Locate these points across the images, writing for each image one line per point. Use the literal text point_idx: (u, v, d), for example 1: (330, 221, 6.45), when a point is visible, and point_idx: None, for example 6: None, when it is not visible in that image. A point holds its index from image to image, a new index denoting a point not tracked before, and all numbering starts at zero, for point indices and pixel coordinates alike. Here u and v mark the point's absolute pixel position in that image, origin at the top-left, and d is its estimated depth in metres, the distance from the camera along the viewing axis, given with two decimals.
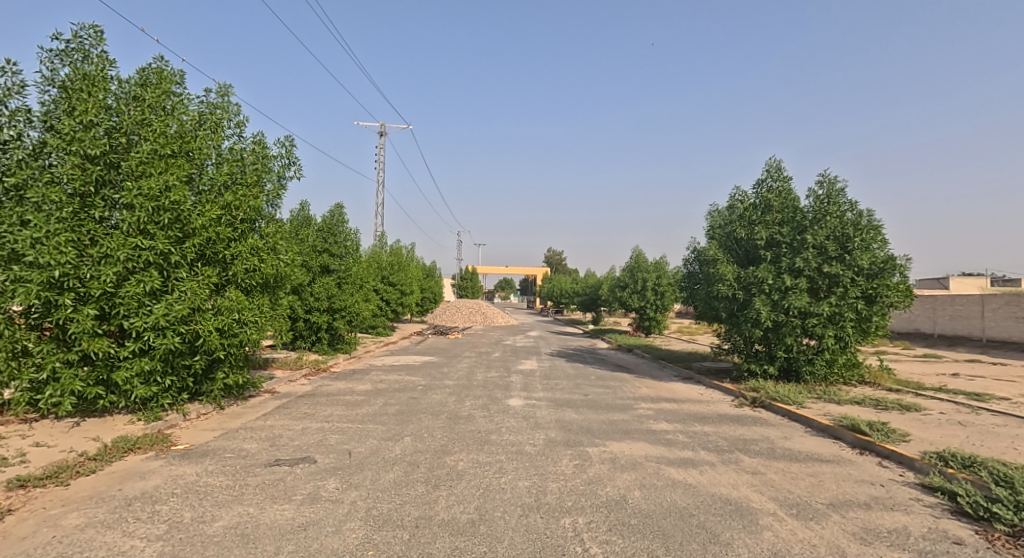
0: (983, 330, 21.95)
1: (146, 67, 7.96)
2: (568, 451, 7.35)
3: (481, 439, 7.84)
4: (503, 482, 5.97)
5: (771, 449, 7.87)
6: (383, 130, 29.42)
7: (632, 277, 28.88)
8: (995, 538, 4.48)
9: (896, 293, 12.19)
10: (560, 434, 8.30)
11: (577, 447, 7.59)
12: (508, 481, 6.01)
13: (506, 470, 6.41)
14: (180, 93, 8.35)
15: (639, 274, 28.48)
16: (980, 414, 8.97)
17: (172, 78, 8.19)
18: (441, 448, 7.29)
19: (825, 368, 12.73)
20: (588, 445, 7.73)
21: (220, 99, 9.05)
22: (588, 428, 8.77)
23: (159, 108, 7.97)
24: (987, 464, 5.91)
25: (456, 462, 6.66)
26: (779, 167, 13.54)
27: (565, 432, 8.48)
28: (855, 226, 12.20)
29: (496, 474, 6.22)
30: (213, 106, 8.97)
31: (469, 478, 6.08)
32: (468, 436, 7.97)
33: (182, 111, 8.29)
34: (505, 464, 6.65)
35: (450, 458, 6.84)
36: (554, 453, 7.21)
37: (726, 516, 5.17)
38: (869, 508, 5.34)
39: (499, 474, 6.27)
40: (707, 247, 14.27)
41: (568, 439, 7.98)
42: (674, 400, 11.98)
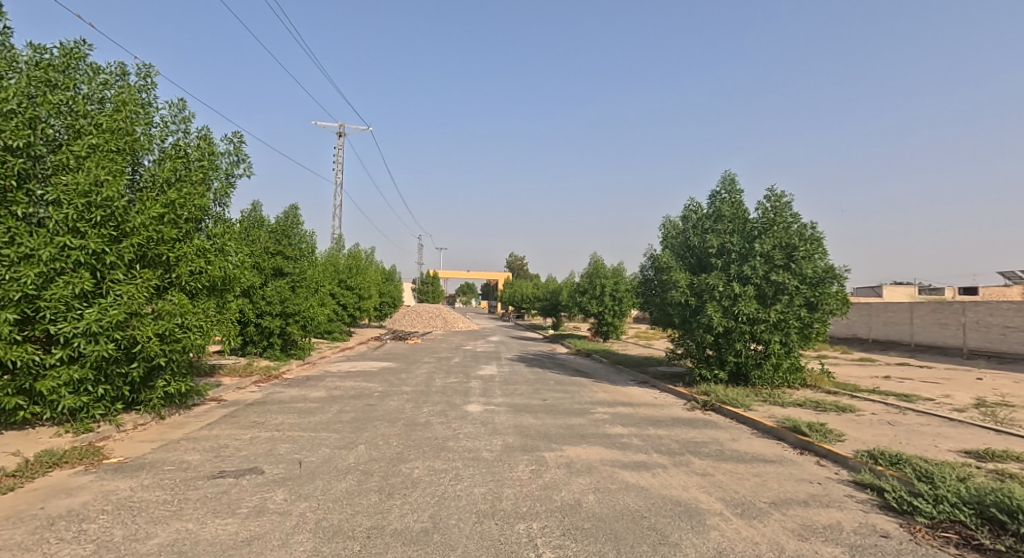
0: (911, 334, 23.26)
1: (69, 51, 7.56)
2: (525, 456, 7.39)
3: (438, 445, 7.79)
4: (458, 489, 5.95)
5: (719, 451, 8.11)
6: (341, 130, 29.01)
7: (591, 283, 29.25)
8: (915, 530, 4.73)
9: (835, 301, 12.81)
10: (518, 439, 8.36)
11: (534, 452, 7.63)
12: (463, 488, 5.99)
13: (462, 476, 6.40)
14: (108, 80, 7.99)
15: (597, 280, 28.88)
16: (907, 413, 9.51)
17: (98, 65, 7.84)
18: (397, 455, 7.21)
19: (772, 372, 13.24)
20: (546, 449, 7.80)
21: (146, 87, 8.65)
22: (546, 433, 8.83)
23: (83, 95, 7.61)
24: (911, 460, 6.25)
25: (412, 469, 6.61)
26: (731, 180, 14.04)
27: (523, 437, 8.52)
28: (799, 236, 12.83)
29: (452, 481, 6.19)
30: (145, 95, 8.62)
31: (423, 485, 6.04)
32: (425, 443, 7.90)
33: (112, 99, 7.95)
34: (461, 471, 6.62)
35: (406, 466, 6.76)
36: (511, 458, 7.25)
37: (675, 517, 5.30)
38: (807, 506, 5.58)
39: (455, 480, 6.25)
40: (663, 254, 14.64)
41: (526, 445, 8.02)
42: (630, 404, 12.19)
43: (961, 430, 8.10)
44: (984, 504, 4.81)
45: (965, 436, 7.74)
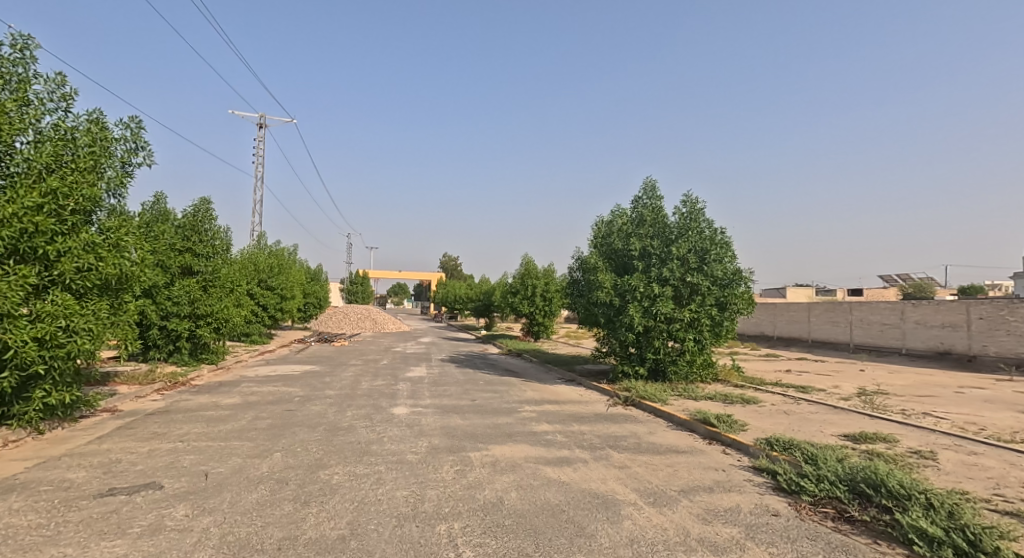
0: (809, 331, 25.17)
1: None
2: (451, 457, 7.37)
3: (361, 450, 7.62)
4: (380, 493, 5.84)
5: (637, 444, 8.44)
6: (264, 121, 27.71)
7: (522, 284, 29.53)
8: (801, 507, 5.13)
9: (742, 301, 13.65)
10: (443, 440, 8.32)
11: (460, 452, 7.62)
12: (385, 492, 5.89)
13: (385, 480, 6.29)
14: None
15: (529, 281, 29.18)
16: (801, 403, 10.31)
17: None
18: (316, 462, 6.97)
19: (687, 368, 13.94)
20: (471, 449, 7.80)
21: (21, 61, 7.89)
22: (473, 433, 8.84)
23: None
24: (800, 445, 6.78)
25: (331, 475, 6.42)
26: (652, 186, 14.65)
27: (449, 438, 8.49)
28: (711, 241, 13.59)
29: (373, 486, 6.07)
30: (20, 70, 7.85)
31: (343, 491, 5.89)
32: (347, 448, 7.70)
33: None
34: (384, 475, 6.51)
35: (325, 472, 6.55)
36: (436, 459, 7.20)
37: (593, 510, 5.46)
38: (712, 491, 5.92)
39: (376, 485, 6.13)
40: (589, 256, 14.97)
41: (452, 445, 7.99)
42: (556, 402, 12.42)
43: (844, 416, 8.87)
44: (855, 480, 5.29)
45: (848, 421, 8.48)
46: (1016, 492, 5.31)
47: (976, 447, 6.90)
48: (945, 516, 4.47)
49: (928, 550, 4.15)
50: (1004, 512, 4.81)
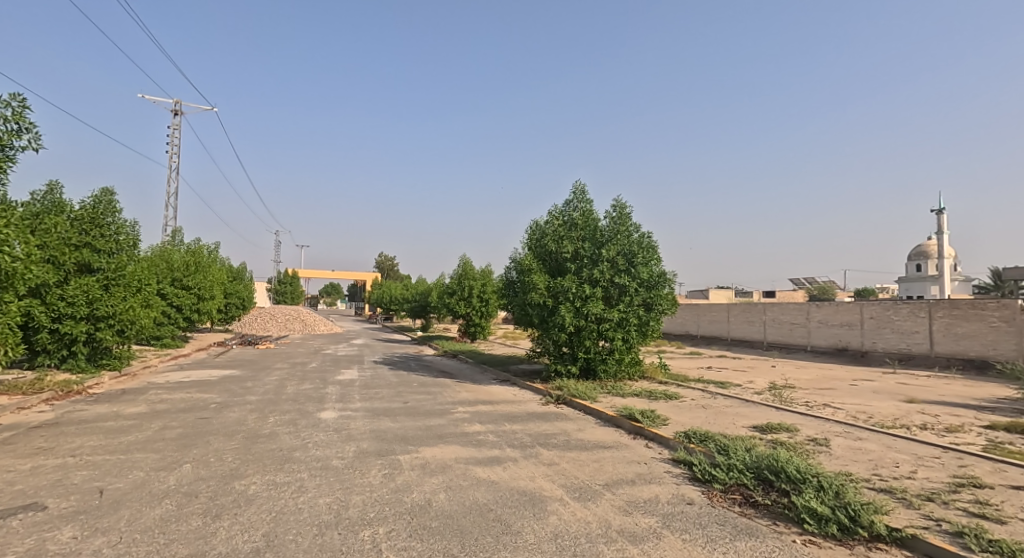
0: (728, 331, 26.48)
1: None
2: (379, 461, 7.17)
3: (283, 457, 7.30)
4: (301, 501, 5.60)
5: (567, 441, 8.54)
6: (178, 109, 26.06)
7: (460, 285, 29.31)
8: (712, 495, 5.38)
9: (667, 301, 14.18)
10: (372, 443, 8.10)
11: (389, 455, 7.43)
12: (306, 500, 5.66)
13: (307, 488, 6.04)
14: None
15: (466, 282, 28.99)
16: (718, 397, 10.82)
17: None
18: (230, 472, 6.60)
19: (616, 366, 14.31)
20: (401, 452, 7.63)
21: None
22: (404, 436, 8.66)
23: None
24: (715, 437, 7.10)
25: (247, 485, 6.10)
26: (583, 190, 14.96)
27: (379, 441, 8.28)
28: (639, 244, 14.05)
29: (294, 494, 5.81)
30: None
31: (260, 501, 5.60)
32: (267, 456, 7.34)
33: None
34: (306, 482, 6.25)
35: (241, 482, 6.22)
36: (363, 464, 6.99)
37: (520, 507, 5.47)
38: (635, 484, 6.07)
39: (297, 493, 5.88)
40: (524, 258, 14.90)
41: (380, 449, 7.79)
42: (490, 402, 12.38)
43: (756, 409, 9.38)
44: (760, 467, 5.59)
45: (761, 413, 8.96)
46: (891, 471, 5.83)
47: (861, 433, 7.52)
48: (832, 496, 4.82)
49: (817, 528, 4.49)
50: (881, 489, 5.27)
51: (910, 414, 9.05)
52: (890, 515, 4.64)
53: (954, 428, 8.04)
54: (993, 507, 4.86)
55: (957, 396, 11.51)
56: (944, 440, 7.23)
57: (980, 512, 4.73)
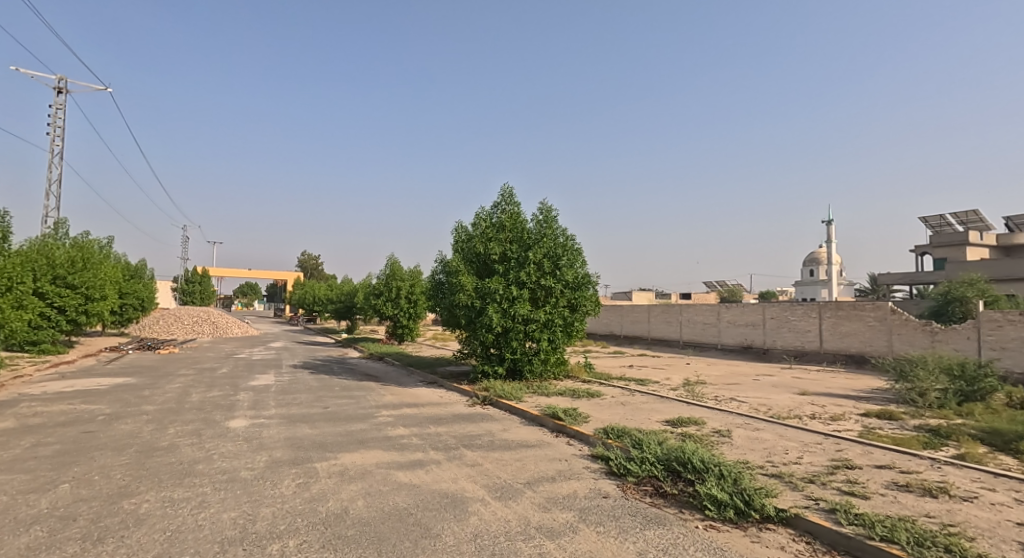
0: (649, 330, 27.49)
1: None
2: (293, 470, 6.87)
3: (183, 471, 6.83)
4: (201, 518, 5.25)
5: (491, 441, 8.55)
6: (60, 87, 23.66)
7: (386, 286, 28.57)
8: (627, 488, 5.56)
9: (591, 303, 14.59)
10: (286, 452, 7.74)
11: (304, 464, 7.13)
12: (208, 516, 5.31)
13: (209, 503, 5.68)
14: None
15: (393, 282, 28.31)
16: (637, 394, 11.20)
17: None
18: (120, 491, 6.10)
19: (542, 366, 14.52)
20: (318, 460, 7.34)
21: None
22: (321, 442, 8.34)
23: None
24: (631, 432, 7.35)
25: (139, 504, 5.65)
26: (511, 193, 15.06)
27: (293, 449, 7.92)
28: (564, 247, 14.37)
29: (193, 511, 5.44)
30: None
31: (152, 521, 5.21)
32: (164, 471, 6.84)
33: None
34: (208, 497, 5.88)
35: (130, 501, 5.75)
36: (275, 474, 6.66)
37: (440, 509, 5.40)
38: (555, 481, 6.16)
39: (198, 509, 5.51)
40: (451, 259, 14.65)
41: (295, 457, 7.46)
42: (415, 404, 12.19)
43: (670, 404, 9.79)
44: (670, 459, 5.84)
45: (676, 408, 9.36)
46: (781, 457, 6.25)
47: (759, 423, 8.03)
48: (729, 482, 5.11)
49: (717, 514, 4.75)
50: (772, 475, 5.65)
51: (804, 405, 9.79)
52: (779, 497, 4.99)
53: (838, 416, 8.78)
54: (861, 485, 5.37)
55: (841, 388, 12.56)
56: (829, 428, 7.88)
57: (850, 490, 5.19)
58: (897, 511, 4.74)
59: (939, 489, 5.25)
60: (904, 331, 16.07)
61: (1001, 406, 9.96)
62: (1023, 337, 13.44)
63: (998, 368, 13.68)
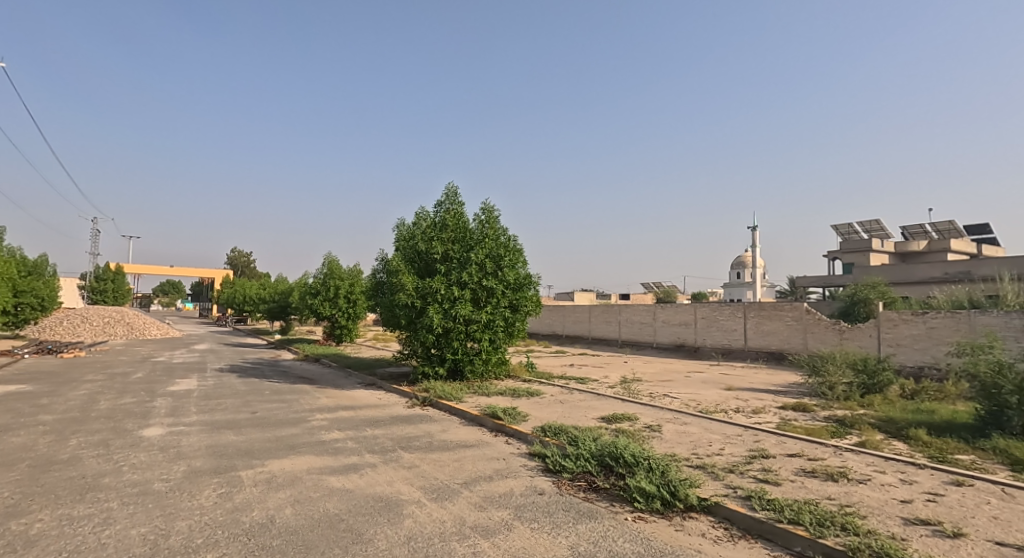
0: (589, 330, 28.04)
1: None
2: (215, 479, 6.55)
3: (86, 486, 6.36)
4: (106, 536, 4.91)
5: (429, 442, 8.47)
6: None
7: (324, 285, 27.65)
8: (562, 484, 5.66)
9: (532, 303, 14.75)
10: (207, 461, 7.38)
11: (227, 473, 6.82)
12: (115, 533, 4.98)
13: (116, 519, 5.32)
14: None
15: (332, 281, 27.45)
16: (575, 393, 11.40)
17: None
18: (10, 510, 5.61)
19: (483, 366, 14.52)
20: (242, 468, 7.04)
21: None
22: (246, 450, 7.99)
23: None
24: (567, 430, 7.48)
25: (32, 524, 5.22)
26: (454, 192, 14.97)
27: (215, 458, 7.56)
28: (506, 248, 14.45)
29: (97, 528, 5.08)
30: None
31: (48, 542, 4.82)
32: (64, 486, 6.36)
33: None
34: (115, 512, 5.51)
35: (22, 521, 5.30)
36: (194, 485, 6.34)
37: (374, 513, 5.31)
38: (492, 480, 6.18)
39: (102, 526, 5.15)
40: (392, 258, 14.38)
41: (217, 466, 7.12)
42: (352, 407, 11.91)
43: (606, 402, 10.03)
44: (603, 455, 5.98)
45: (611, 405, 9.60)
46: (706, 449, 6.54)
47: (686, 418, 8.36)
48: (657, 474, 5.29)
49: (645, 506, 4.91)
50: (697, 466, 5.89)
51: (729, 399, 10.27)
52: (702, 487, 5.21)
53: (759, 410, 9.27)
54: (774, 472, 5.70)
55: (762, 383, 13.27)
56: (751, 421, 8.30)
57: (765, 477, 5.50)
58: (804, 495, 5.06)
59: (840, 473, 5.66)
60: (817, 330, 17.17)
61: (898, 395, 10.84)
62: (915, 334, 14.81)
63: (895, 362, 14.99)
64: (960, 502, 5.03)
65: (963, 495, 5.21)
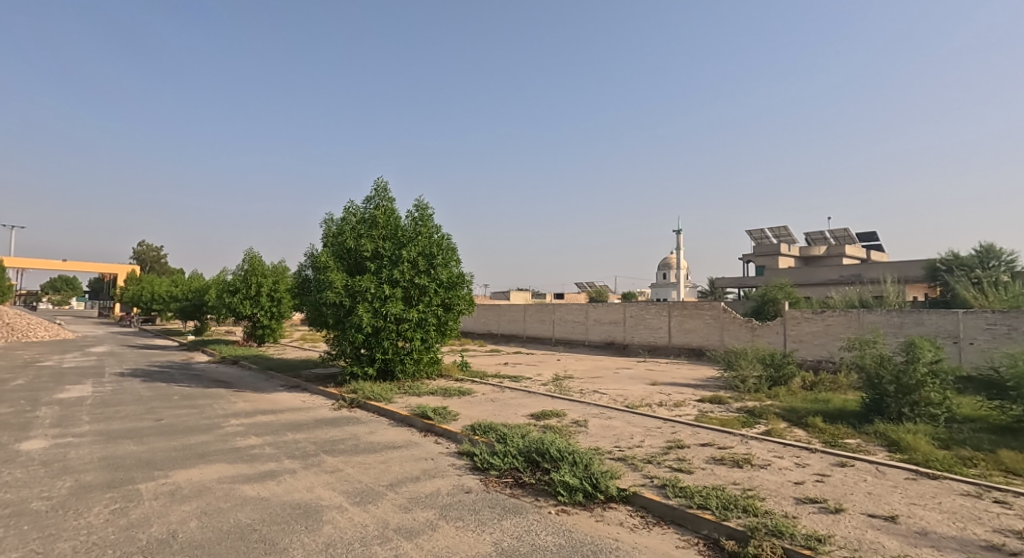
0: (524, 329, 28.24)
1: None
2: (109, 494, 6.03)
3: None
4: None
5: (355, 445, 8.21)
6: None
7: (244, 282, 26.21)
8: (489, 482, 5.63)
9: (465, 302, 14.68)
10: (100, 474, 6.77)
11: (124, 486, 6.30)
12: None
13: None
14: None
15: (253, 278, 26.11)
16: (506, 391, 11.41)
17: None
18: None
19: (414, 366, 14.27)
20: (142, 480, 6.52)
21: None
22: (147, 461, 7.41)
23: None
24: (497, 428, 7.45)
25: None
26: (385, 188, 14.62)
27: (110, 471, 6.96)
28: (439, 246, 14.27)
29: None
30: None
31: None
32: None
33: None
34: None
35: None
36: (83, 501, 5.80)
37: (290, 521, 5.06)
38: (418, 481, 6.05)
39: None
40: (319, 255, 13.84)
41: (112, 480, 6.55)
42: (272, 411, 11.37)
43: (535, 399, 10.09)
44: (530, 451, 6.00)
45: (541, 402, 9.67)
46: (627, 442, 6.70)
47: (611, 412, 8.54)
48: (580, 468, 5.36)
49: (568, 499, 4.96)
50: (618, 458, 6.02)
51: (653, 394, 10.60)
52: (622, 478, 5.33)
53: (680, 403, 9.63)
54: (687, 461, 5.93)
55: (683, 378, 13.80)
56: (672, 414, 8.60)
57: (679, 466, 5.70)
58: (713, 481, 5.29)
59: (745, 460, 5.95)
60: (732, 327, 18.06)
61: (800, 387, 11.59)
62: (814, 330, 15.89)
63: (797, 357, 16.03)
64: (842, 481, 5.42)
65: (845, 474, 5.63)
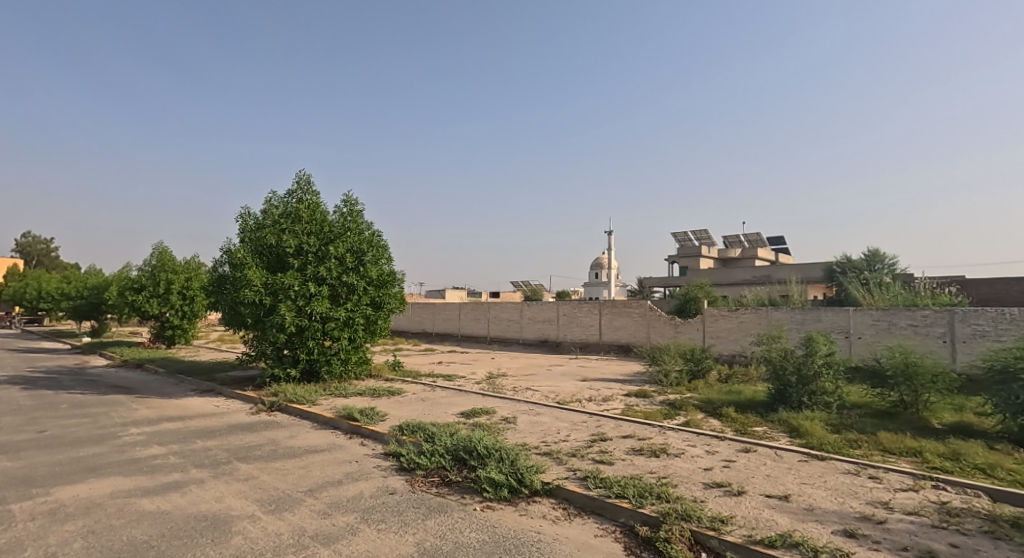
0: (458, 327, 27.98)
1: None
2: None
3: None
4: None
5: (273, 450, 7.74)
6: None
7: (151, 279, 24.25)
8: (415, 482, 5.42)
9: (396, 300, 14.31)
10: None
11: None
12: None
13: None
14: None
15: (162, 275, 24.27)
16: (437, 390, 11.17)
17: None
18: None
19: (342, 366, 13.74)
20: (17, 500, 5.82)
21: None
22: (25, 478, 6.65)
23: None
24: (425, 427, 7.24)
25: None
26: (309, 181, 13.95)
27: None
28: (369, 243, 13.81)
29: None
30: None
31: None
32: None
33: None
34: None
35: None
36: None
37: (194, 535, 4.66)
38: (340, 484, 5.75)
39: None
40: (236, 251, 13.02)
41: None
42: (181, 417, 10.58)
43: (465, 397, 9.92)
44: (457, 449, 5.84)
45: (472, 400, 9.52)
46: (554, 437, 6.67)
47: (540, 408, 8.51)
48: (506, 464, 5.25)
49: (493, 495, 4.84)
50: (544, 453, 5.98)
51: (583, 389, 10.69)
52: (546, 472, 5.27)
53: (608, 397, 9.75)
54: (608, 453, 5.97)
55: (611, 373, 14.04)
56: (599, 408, 8.68)
57: (601, 458, 5.73)
58: (626, 470, 5.35)
59: (661, 449, 6.07)
60: (657, 324, 18.61)
61: (716, 380, 12.06)
62: (730, 327, 16.61)
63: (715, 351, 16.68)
64: (744, 465, 5.63)
65: (746, 459, 5.85)
